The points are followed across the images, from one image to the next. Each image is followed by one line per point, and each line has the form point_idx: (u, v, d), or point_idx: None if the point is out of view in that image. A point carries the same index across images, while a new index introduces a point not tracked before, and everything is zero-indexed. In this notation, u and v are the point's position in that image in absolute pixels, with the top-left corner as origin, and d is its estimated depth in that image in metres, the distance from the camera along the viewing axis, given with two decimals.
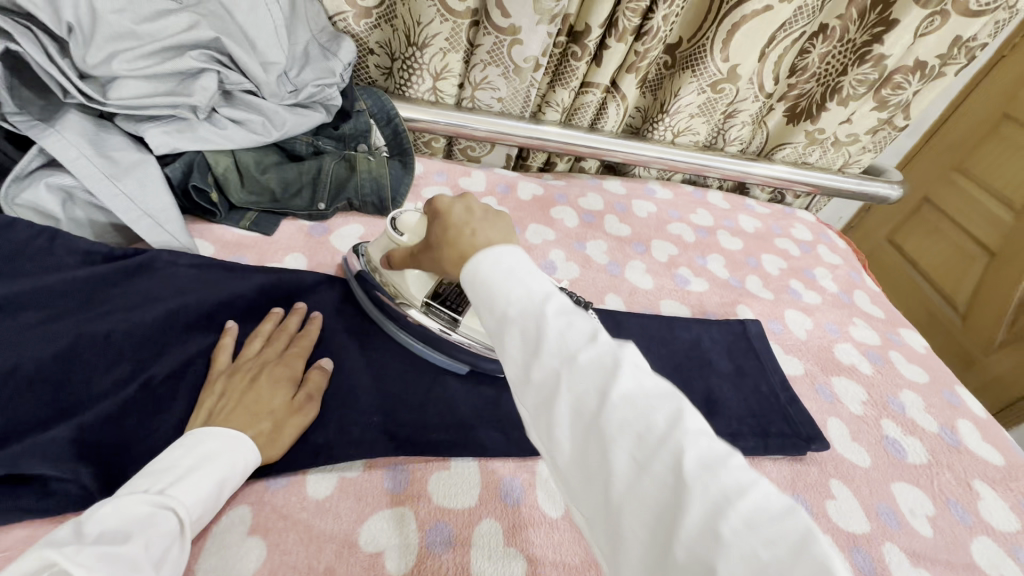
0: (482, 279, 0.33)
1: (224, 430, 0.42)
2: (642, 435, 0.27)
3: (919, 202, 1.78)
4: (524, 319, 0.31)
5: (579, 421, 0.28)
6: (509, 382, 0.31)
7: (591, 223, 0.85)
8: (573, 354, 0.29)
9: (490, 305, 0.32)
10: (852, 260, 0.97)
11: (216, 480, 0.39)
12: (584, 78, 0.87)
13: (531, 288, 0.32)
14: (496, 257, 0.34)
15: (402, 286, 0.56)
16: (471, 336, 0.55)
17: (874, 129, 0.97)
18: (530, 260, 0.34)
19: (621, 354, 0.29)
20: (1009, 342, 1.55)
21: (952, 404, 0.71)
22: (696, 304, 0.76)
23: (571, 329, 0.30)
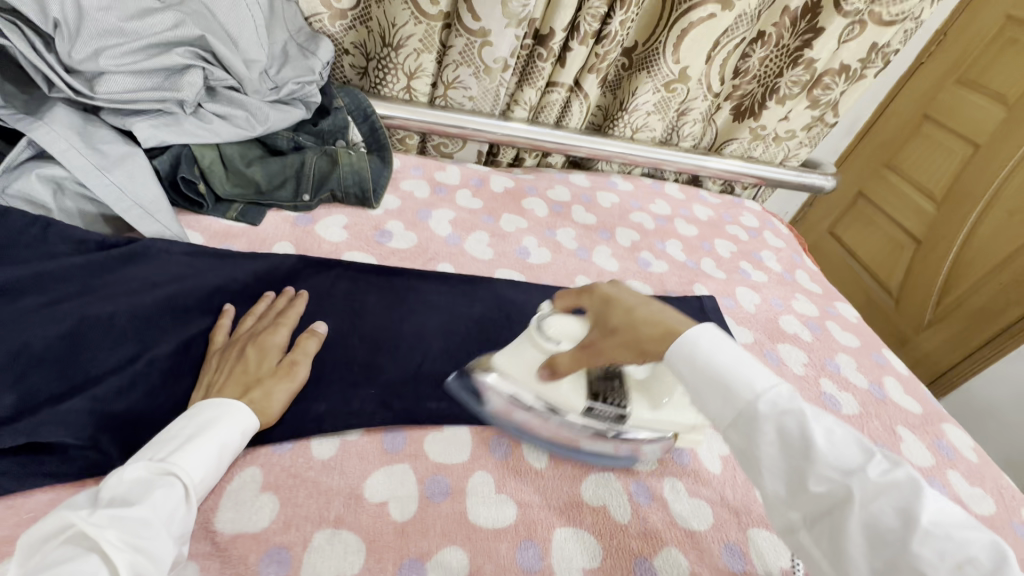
0: (715, 369, 0.40)
1: (221, 401, 0.45)
2: (954, 559, 0.32)
3: (855, 195, 1.95)
4: (777, 417, 0.38)
5: (876, 542, 0.33)
6: (786, 488, 0.37)
7: (560, 213, 0.91)
8: (849, 464, 0.36)
9: (731, 394, 0.39)
10: (794, 244, 1.08)
11: (216, 443, 0.42)
12: (550, 78, 0.94)
13: (768, 376, 0.40)
14: (711, 348, 0.41)
15: (561, 396, 0.52)
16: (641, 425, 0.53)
17: (808, 125, 1.08)
18: (760, 361, 0.41)
19: (906, 471, 0.35)
20: (936, 320, 1.71)
21: (879, 364, 0.81)
22: (658, 283, 0.83)
23: (837, 440, 0.37)
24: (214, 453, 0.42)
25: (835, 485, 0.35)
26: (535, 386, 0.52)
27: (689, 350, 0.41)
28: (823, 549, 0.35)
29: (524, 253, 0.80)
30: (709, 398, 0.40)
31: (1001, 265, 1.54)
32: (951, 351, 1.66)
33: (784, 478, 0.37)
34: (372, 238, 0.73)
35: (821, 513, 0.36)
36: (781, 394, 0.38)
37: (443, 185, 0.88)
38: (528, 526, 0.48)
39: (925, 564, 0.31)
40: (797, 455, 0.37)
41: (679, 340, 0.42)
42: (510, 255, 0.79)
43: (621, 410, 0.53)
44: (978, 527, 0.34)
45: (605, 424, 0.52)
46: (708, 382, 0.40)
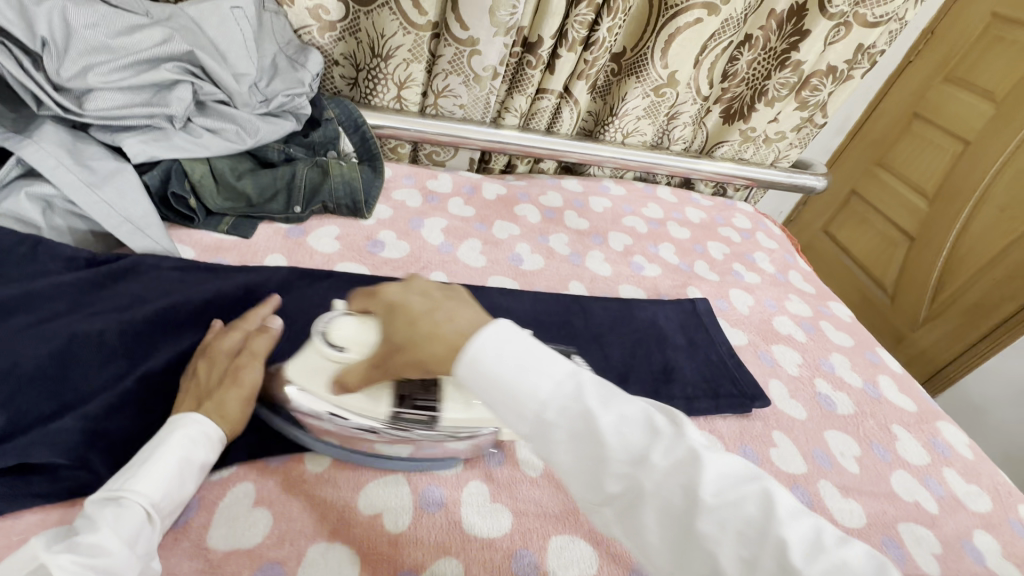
0: (498, 378, 0.37)
1: (178, 417, 0.44)
2: (739, 530, 0.32)
3: (848, 194, 1.96)
4: (565, 419, 0.36)
5: (671, 522, 0.33)
6: (587, 495, 0.36)
7: (552, 218, 0.92)
8: (641, 452, 0.34)
9: (521, 406, 0.36)
10: (786, 245, 1.08)
11: (173, 459, 0.41)
12: (539, 85, 0.94)
13: (554, 378, 0.37)
14: (496, 352, 0.37)
15: (361, 407, 0.48)
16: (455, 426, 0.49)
17: (798, 126, 1.09)
18: (539, 350, 0.38)
19: (685, 441, 0.34)
20: (931, 317, 1.71)
21: (873, 363, 0.81)
22: (651, 287, 0.84)
23: (625, 423, 0.35)
24: (173, 468, 0.40)
25: (629, 480, 0.34)
26: (330, 396, 0.47)
27: (471, 358, 0.38)
28: (629, 537, 0.35)
29: (517, 260, 0.80)
30: (502, 411, 0.37)
31: (993, 260, 1.55)
32: (946, 347, 1.66)
33: (586, 479, 0.36)
34: (364, 248, 0.73)
35: (626, 507, 0.35)
36: (567, 391, 0.36)
37: (435, 194, 0.88)
38: (524, 534, 0.48)
39: (710, 541, 0.32)
40: (594, 457, 0.35)
41: (462, 353, 0.38)
42: (503, 262, 0.79)
43: (431, 411, 0.49)
44: (751, 474, 0.34)
45: (416, 428, 0.48)
46: (493, 393, 0.37)
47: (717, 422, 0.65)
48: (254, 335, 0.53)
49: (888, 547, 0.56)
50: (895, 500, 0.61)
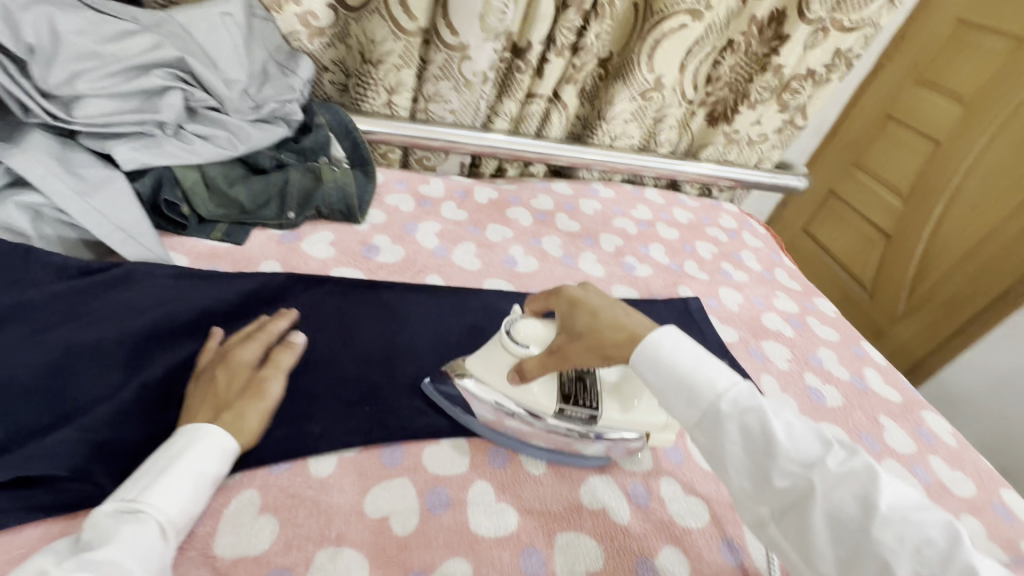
0: (675, 371, 0.43)
1: (192, 429, 0.44)
2: (915, 544, 0.35)
3: (827, 194, 2.01)
4: (740, 414, 0.41)
5: (839, 529, 0.37)
6: (749, 488, 0.40)
7: (544, 221, 0.93)
8: (814, 457, 0.38)
9: (696, 395, 0.42)
10: (771, 243, 1.11)
11: (188, 472, 0.41)
12: (528, 90, 0.95)
13: (726, 380, 0.42)
14: (672, 353, 0.44)
15: (531, 399, 0.52)
16: (613, 429, 0.52)
17: (779, 128, 1.12)
18: (712, 360, 0.44)
19: (861, 458, 0.38)
20: (909, 312, 1.77)
21: (859, 356, 0.84)
22: (643, 287, 0.85)
23: (798, 433, 0.40)
24: (188, 483, 0.40)
25: (798, 479, 0.38)
26: (507, 388, 0.52)
27: (654, 355, 0.45)
28: (793, 540, 0.38)
29: (511, 262, 0.81)
30: (675, 400, 0.43)
31: (966, 255, 1.60)
32: (924, 340, 1.71)
33: (751, 474, 0.40)
34: (359, 253, 0.73)
35: (789, 506, 0.38)
36: (739, 393, 0.42)
37: (428, 198, 0.88)
38: (530, 533, 0.48)
39: (886, 549, 0.34)
40: (762, 451, 0.39)
41: (643, 347, 0.45)
42: (497, 265, 0.79)
43: (593, 412, 0.52)
44: (926, 503, 0.37)
45: (579, 429, 0.52)
46: (675, 385, 0.43)
47: None
48: (271, 347, 0.53)
49: None
50: None
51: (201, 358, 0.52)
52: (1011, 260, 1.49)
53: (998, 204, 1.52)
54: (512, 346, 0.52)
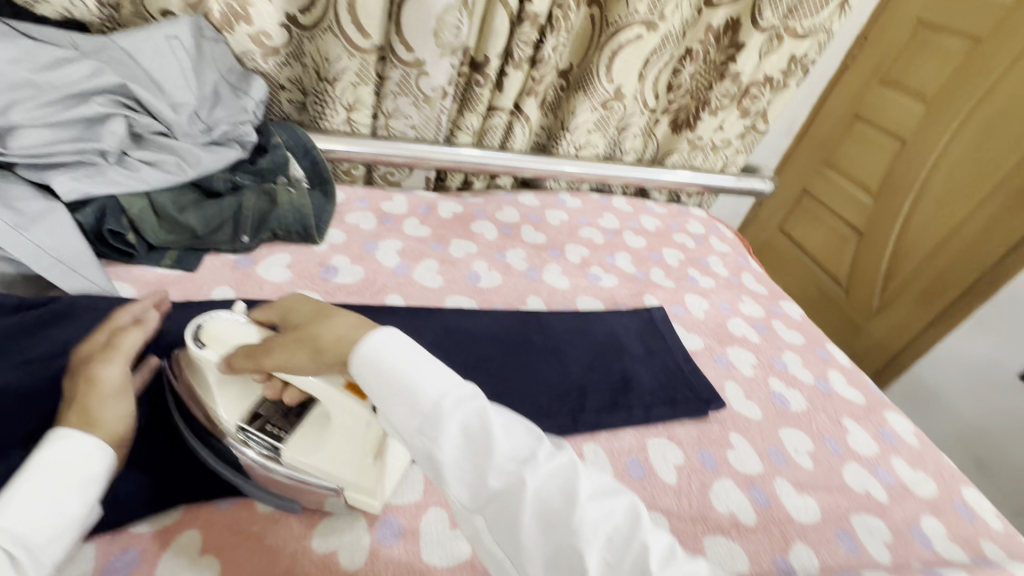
0: (396, 377, 0.41)
1: (46, 439, 0.40)
2: (608, 531, 0.38)
3: (800, 193, 2.05)
4: (457, 419, 0.40)
5: (547, 522, 0.38)
6: (465, 489, 0.40)
7: (509, 234, 0.92)
8: (521, 451, 0.40)
9: (415, 398, 0.40)
10: (738, 247, 1.12)
11: (41, 482, 0.38)
12: (490, 103, 0.95)
13: (446, 383, 0.42)
14: (391, 357, 0.42)
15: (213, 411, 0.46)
16: (299, 468, 0.45)
17: (742, 133, 1.14)
18: (434, 361, 0.43)
19: (567, 456, 0.41)
20: (883, 307, 1.79)
21: (824, 358, 0.84)
22: (608, 298, 0.85)
23: (512, 433, 0.41)
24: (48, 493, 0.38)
25: (510, 477, 0.39)
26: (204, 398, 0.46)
27: (371, 356, 0.42)
28: (502, 536, 0.39)
29: (474, 278, 0.80)
30: (394, 406, 0.40)
31: (934, 250, 1.63)
32: (899, 334, 1.74)
33: (462, 473, 0.40)
34: (317, 275, 0.72)
35: (499, 503, 0.39)
36: (453, 400, 0.41)
37: (390, 215, 0.88)
38: (484, 559, 0.48)
39: (581, 537, 0.37)
40: (479, 454, 0.40)
41: (359, 348, 0.42)
42: (460, 281, 0.79)
43: (279, 443, 0.45)
44: (624, 493, 0.41)
45: (261, 458, 0.45)
46: (391, 387, 0.41)
47: (676, 428, 0.66)
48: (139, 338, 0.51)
49: (842, 541, 0.58)
50: (847, 492, 0.63)
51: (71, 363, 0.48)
52: (977, 254, 1.52)
53: (961, 200, 1.56)
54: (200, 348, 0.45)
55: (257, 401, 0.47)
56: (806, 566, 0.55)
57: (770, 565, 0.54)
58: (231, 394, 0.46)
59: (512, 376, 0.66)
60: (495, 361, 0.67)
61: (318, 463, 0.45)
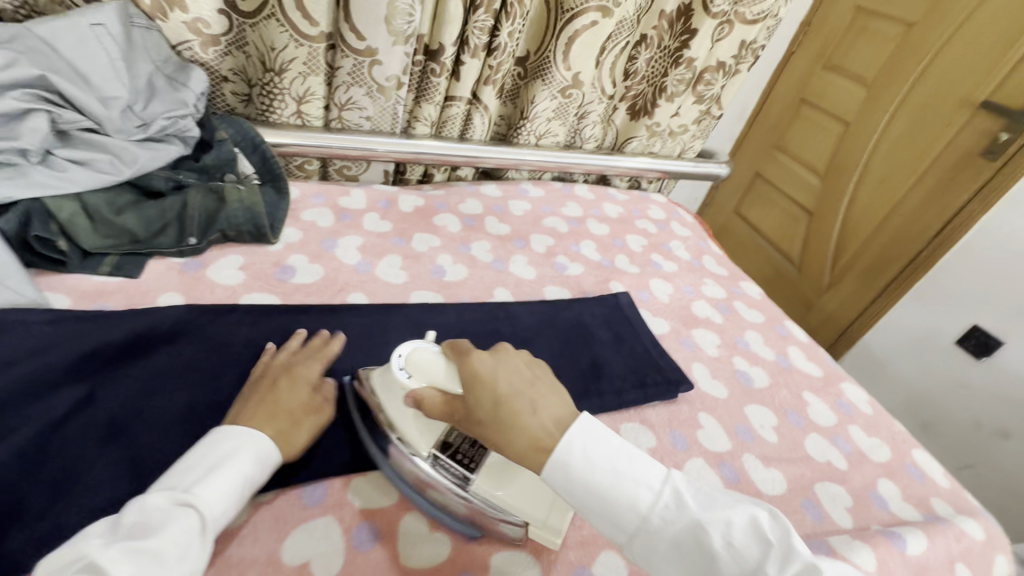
0: (597, 488, 0.42)
1: (241, 430, 0.46)
2: None
3: (753, 176, 2.14)
4: (668, 527, 0.41)
5: None
6: None
7: (473, 226, 0.91)
8: (742, 554, 0.39)
9: (618, 510, 0.42)
10: (699, 231, 1.14)
11: (237, 477, 0.43)
12: (447, 93, 0.93)
13: (647, 485, 0.42)
14: (593, 461, 0.43)
15: (409, 434, 0.50)
16: (491, 499, 0.49)
17: (698, 119, 1.16)
18: (631, 453, 0.44)
19: (792, 550, 0.39)
20: (834, 283, 1.87)
21: (783, 335, 0.87)
22: (575, 286, 0.85)
23: (727, 526, 0.40)
24: (231, 484, 0.42)
25: None
26: (400, 424, 0.51)
27: (570, 464, 0.43)
28: None
29: (439, 272, 0.79)
30: (602, 514, 0.43)
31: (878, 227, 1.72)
32: (848, 308, 1.83)
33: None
34: (272, 275, 0.69)
35: None
36: (666, 501, 0.42)
37: (348, 211, 0.84)
38: (464, 557, 0.49)
39: None
40: (703, 564, 0.40)
41: (553, 453, 0.44)
42: (424, 275, 0.77)
43: (470, 473, 0.50)
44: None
45: (452, 486, 0.49)
46: (597, 499, 0.42)
47: (647, 412, 0.67)
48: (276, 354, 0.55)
49: (808, 509, 0.60)
50: (811, 462, 0.66)
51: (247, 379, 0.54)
52: (915, 228, 1.61)
53: (900, 177, 1.64)
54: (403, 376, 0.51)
55: (446, 428, 0.52)
56: None
57: None
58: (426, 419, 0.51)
59: None
60: None
61: (507, 497, 0.49)
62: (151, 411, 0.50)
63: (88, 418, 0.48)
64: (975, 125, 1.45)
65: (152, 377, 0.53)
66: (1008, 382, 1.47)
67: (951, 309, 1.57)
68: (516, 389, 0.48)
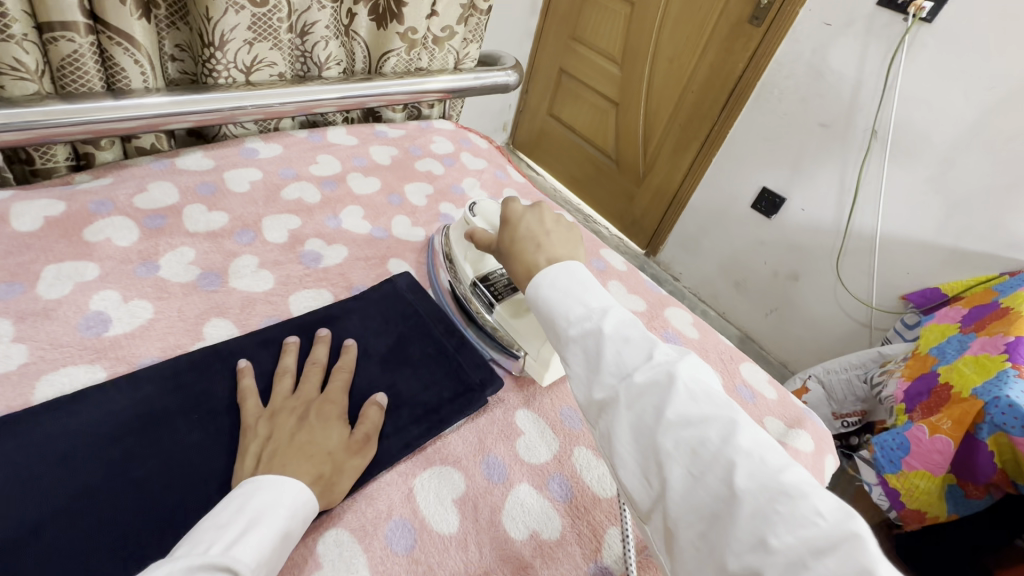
0: (543, 299, 0.41)
1: (280, 480, 0.39)
2: (696, 448, 0.31)
3: (558, 73, 2.02)
4: (580, 336, 0.38)
5: (642, 439, 0.33)
6: (578, 396, 0.38)
7: (162, 227, 0.60)
8: (628, 369, 0.35)
9: (554, 323, 0.40)
10: (495, 158, 0.96)
11: (277, 535, 0.36)
12: (38, 19, 0.56)
13: (584, 303, 0.40)
14: (564, 270, 0.43)
15: (459, 260, 0.63)
16: (501, 323, 0.58)
17: (463, 17, 0.94)
18: (584, 279, 0.42)
19: (675, 369, 0.35)
20: (647, 171, 1.88)
21: (601, 270, 0.76)
22: (339, 280, 0.62)
23: (627, 346, 0.36)
24: (275, 541, 0.36)
25: (612, 391, 0.35)
26: (457, 249, 0.64)
27: (535, 284, 0.43)
28: (607, 450, 0.36)
29: (96, 326, 0.49)
30: (543, 323, 0.42)
31: (675, 109, 1.71)
32: (665, 193, 1.86)
33: (578, 386, 0.37)
34: None
35: (604, 418, 0.36)
36: (589, 317, 0.39)
37: None
38: None
39: (664, 454, 0.32)
40: (592, 367, 0.37)
41: (531, 279, 0.44)
42: (65, 341, 0.47)
43: (495, 301, 0.59)
44: (737, 406, 0.34)
45: (478, 304, 0.59)
46: (540, 312, 0.42)
47: (450, 440, 0.50)
48: None
49: None
50: None
51: (249, 419, 0.45)
52: (707, 103, 1.62)
53: (686, 54, 1.61)
54: (469, 216, 0.63)
55: (494, 269, 0.62)
56: (619, 554, 0.46)
57: None
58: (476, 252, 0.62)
59: (188, 472, 0.42)
60: (152, 460, 0.42)
61: (514, 325, 0.57)
62: None
63: None
64: None
65: None
66: (795, 233, 1.63)
67: (746, 175, 1.66)
68: (531, 232, 0.50)
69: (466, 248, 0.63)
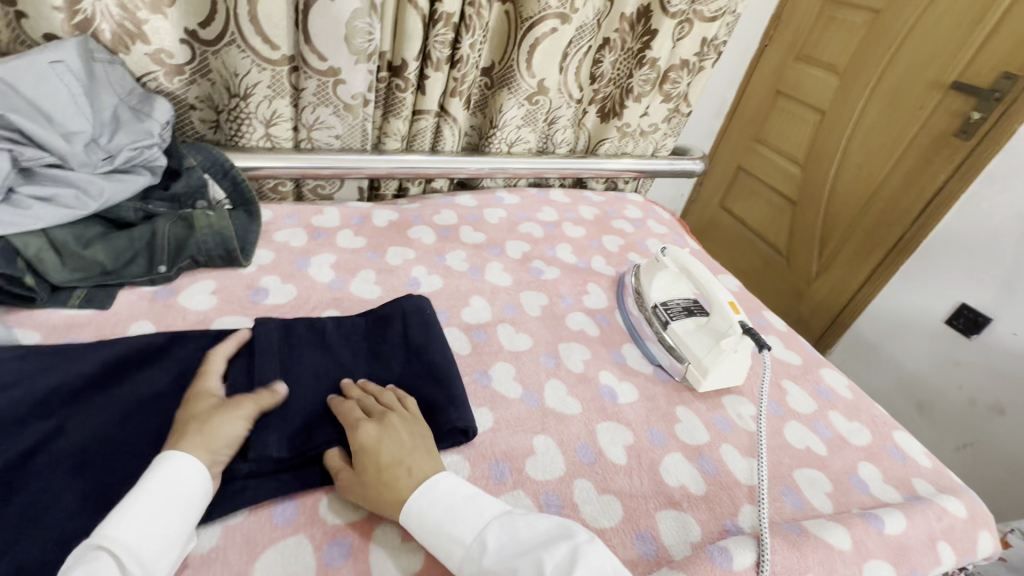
0: (427, 531, 0.47)
1: (162, 462, 0.45)
2: None
3: (735, 170, 2.16)
4: (476, 572, 0.45)
5: None
6: None
7: (447, 236, 0.91)
8: None
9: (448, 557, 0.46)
10: (676, 228, 1.15)
11: (147, 508, 0.42)
12: (414, 107, 0.94)
13: (466, 528, 0.47)
14: (430, 500, 0.48)
15: (644, 287, 0.82)
16: (671, 336, 0.75)
17: (667, 117, 1.19)
18: (456, 499, 0.48)
19: None
20: (823, 268, 1.86)
21: (761, 326, 0.88)
22: (552, 290, 0.85)
23: (519, 574, 0.43)
24: (149, 513, 0.42)
25: None
26: (643, 279, 0.83)
27: (410, 507, 0.48)
28: None
29: (413, 284, 0.79)
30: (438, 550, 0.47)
31: (861, 212, 1.71)
32: (839, 293, 1.82)
33: None
34: (245, 298, 0.70)
35: None
36: (478, 544, 0.46)
37: (322, 229, 0.85)
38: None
39: None
40: None
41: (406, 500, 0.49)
42: (399, 289, 0.78)
43: (669, 320, 0.76)
44: None
45: (654, 321, 0.77)
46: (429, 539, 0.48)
47: (623, 410, 0.67)
48: None
49: (787, 497, 0.60)
50: (790, 451, 0.66)
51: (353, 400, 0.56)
52: (899, 210, 1.60)
53: (879, 162, 1.65)
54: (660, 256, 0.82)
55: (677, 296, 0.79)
56: (753, 522, 0.57)
57: (720, 528, 0.56)
58: (659, 281, 0.81)
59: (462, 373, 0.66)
60: None
61: (681, 340, 0.73)
62: (116, 443, 0.50)
63: (56, 451, 0.48)
64: (947, 106, 1.46)
65: (123, 407, 0.53)
66: (1001, 359, 1.44)
67: (940, 286, 1.55)
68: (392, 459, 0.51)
69: (651, 279, 0.82)
